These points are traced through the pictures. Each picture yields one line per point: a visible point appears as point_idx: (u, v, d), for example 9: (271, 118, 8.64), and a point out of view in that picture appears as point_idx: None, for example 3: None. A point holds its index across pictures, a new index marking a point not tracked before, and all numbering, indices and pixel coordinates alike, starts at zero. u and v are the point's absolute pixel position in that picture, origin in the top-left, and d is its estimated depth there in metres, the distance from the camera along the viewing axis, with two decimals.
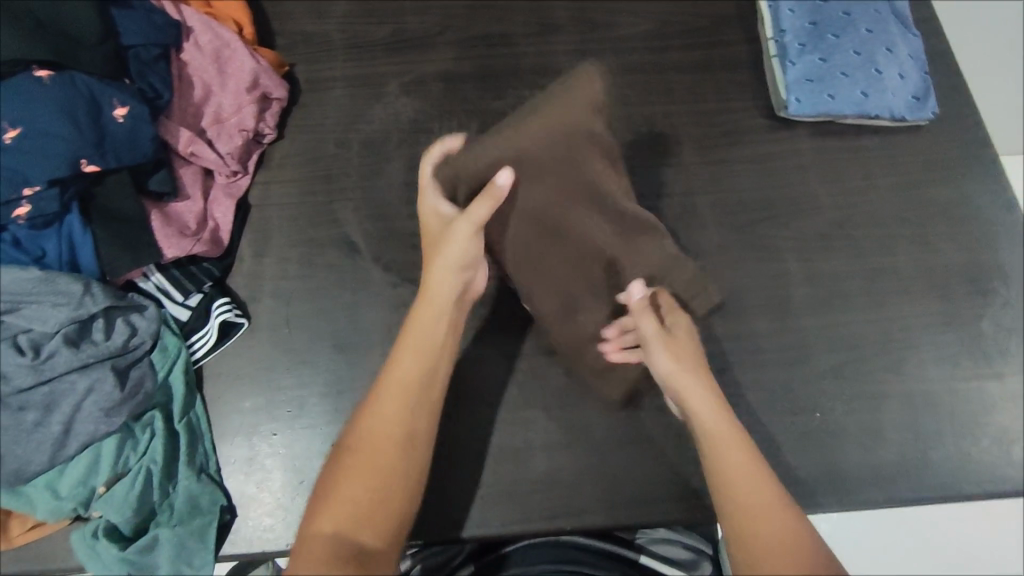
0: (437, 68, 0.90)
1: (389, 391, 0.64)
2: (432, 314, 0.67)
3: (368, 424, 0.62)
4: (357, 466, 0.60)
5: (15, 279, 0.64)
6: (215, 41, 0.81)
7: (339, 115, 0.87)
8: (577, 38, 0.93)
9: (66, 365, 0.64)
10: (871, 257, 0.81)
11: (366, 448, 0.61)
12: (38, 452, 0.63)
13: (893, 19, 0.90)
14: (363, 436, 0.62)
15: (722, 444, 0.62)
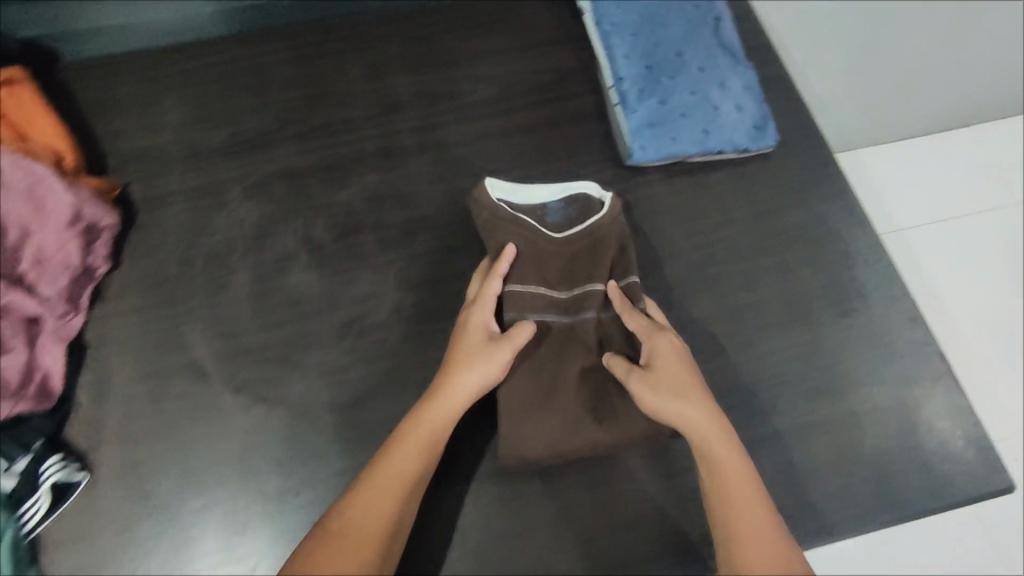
0: (280, 166, 0.87)
1: (416, 444, 0.64)
2: (467, 379, 0.66)
3: (387, 464, 0.63)
4: (346, 543, 0.58)
5: None
6: (28, 178, 0.74)
7: (179, 231, 0.83)
8: (422, 112, 0.92)
9: None
10: (734, 296, 0.80)
11: (361, 526, 0.59)
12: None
13: (723, 53, 0.91)
14: (384, 474, 0.62)
15: (732, 490, 0.61)
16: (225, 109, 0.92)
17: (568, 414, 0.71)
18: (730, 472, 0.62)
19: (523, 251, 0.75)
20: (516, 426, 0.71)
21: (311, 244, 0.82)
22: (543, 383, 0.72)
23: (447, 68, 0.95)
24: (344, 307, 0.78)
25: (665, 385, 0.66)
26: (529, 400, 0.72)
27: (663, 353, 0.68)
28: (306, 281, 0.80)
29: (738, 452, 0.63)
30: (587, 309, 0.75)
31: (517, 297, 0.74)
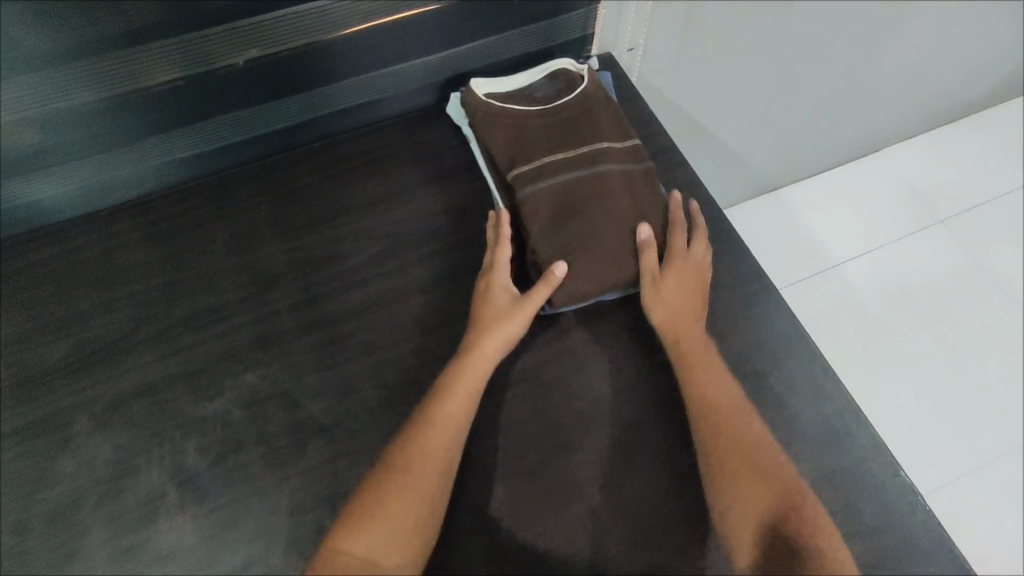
0: (136, 379, 0.75)
1: (445, 437, 0.67)
2: (496, 338, 0.71)
3: (422, 442, 0.66)
4: (392, 495, 0.63)
5: None
6: None
7: (16, 484, 0.69)
8: (303, 284, 0.81)
9: None
10: (673, 456, 0.72)
11: (414, 459, 0.65)
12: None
13: None
14: (414, 463, 0.65)
15: (728, 439, 0.67)
16: (68, 313, 0.79)
17: (607, 254, 0.75)
18: (697, 359, 0.72)
19: (539, 188, 0.78)
20: (548, 243, 0.76)
21: (180, 474, 0.69)
22: (573, 216, 0.76)
23: (325, 223, 0.85)
24: (225, 552, 0.66)
25: (670, 297, 0.74)
26: (578, 243, 0.75)
27: (673, 279, 0.74)
28: (176, 526, 0.67)
29: (717, 365, 0.72)
30: (572, 170, 0.79)
31: (533, 172, 0.79)
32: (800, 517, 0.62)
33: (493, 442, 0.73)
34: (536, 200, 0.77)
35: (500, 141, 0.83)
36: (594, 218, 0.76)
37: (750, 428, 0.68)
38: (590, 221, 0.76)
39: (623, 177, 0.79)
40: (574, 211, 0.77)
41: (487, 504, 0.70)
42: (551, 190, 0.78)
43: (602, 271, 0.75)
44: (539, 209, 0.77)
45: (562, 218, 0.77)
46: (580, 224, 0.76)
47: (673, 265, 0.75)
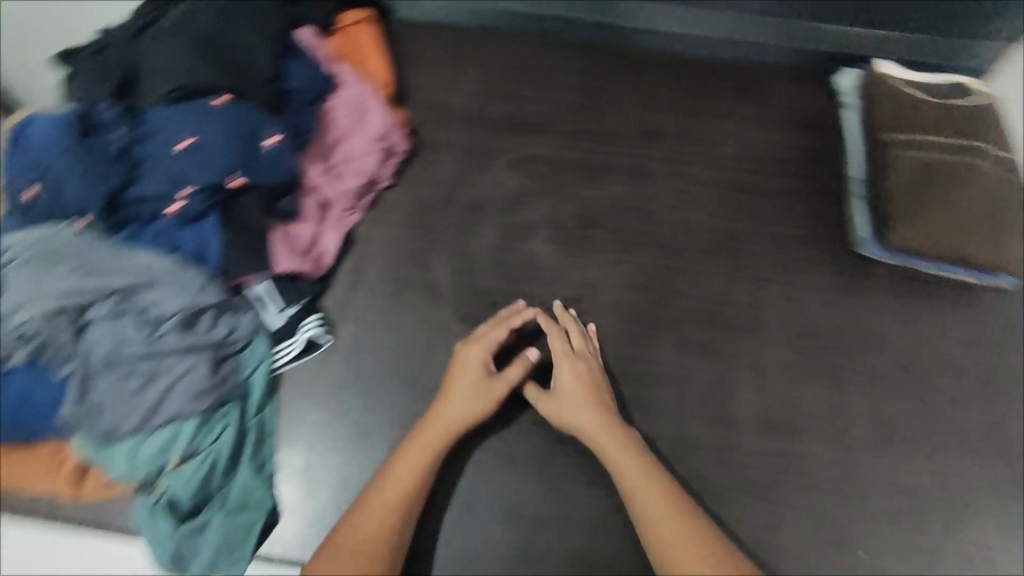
0: (544, 154, 0.99)
1: (400, 495, 0.68)
2: (454, 406, 0.73)
3: (382, 490, 0.68)
4: (346, 548, 0.64)
5: (153, 263, 0.71)
6: (361, 95, 0.91)
7: (449, 176, 0.96)
8: (676, 147, 1.01)
9: (172, 346, 0.70)
10: (935, 405, 0.80)
11: (358, 518, 0.66)
12: (166, 418, 0.69)
13: None
14: (367, 507, 0.67)
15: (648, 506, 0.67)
16: (510, 93, 1.04)
17: (947, 227, 0.88)
18: (597, 430, 0.72)
19: (905, 157, 0.93)
20: (898, 198, 0.90)
21: (554, 225, 0.92)
22: (927, 188, 0.90)
23: (706, 117, 1.03)
24: (568, 285, 0.87)
25: (568, 393, 0.75)
26: (925, 209, 0.89)
27: (572, 378, 0.76)
28: (542, 252, 0.89)
29: (609, 411, 0.74)
30: (938, 157, 0.93)
31: (905, 145, 0.94)
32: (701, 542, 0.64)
33: (785, 319, 0.86)
34: (900, 164, 0.93)
35: (884, 111, 0.97)
36: (944, 197, 0.90)
37: (625, 456, 0.70)
38: (940, 198, 0.90)
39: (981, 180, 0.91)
40: (930, 186, 0.91)
41: (764, 356, 0.83)
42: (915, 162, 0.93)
43: (948, 233, 0.87)
44: (900, 171, 0.92)
45: (916, 185, 0.91)
46: (929, 197, 0.90)
47: (564, 364, 0.77)
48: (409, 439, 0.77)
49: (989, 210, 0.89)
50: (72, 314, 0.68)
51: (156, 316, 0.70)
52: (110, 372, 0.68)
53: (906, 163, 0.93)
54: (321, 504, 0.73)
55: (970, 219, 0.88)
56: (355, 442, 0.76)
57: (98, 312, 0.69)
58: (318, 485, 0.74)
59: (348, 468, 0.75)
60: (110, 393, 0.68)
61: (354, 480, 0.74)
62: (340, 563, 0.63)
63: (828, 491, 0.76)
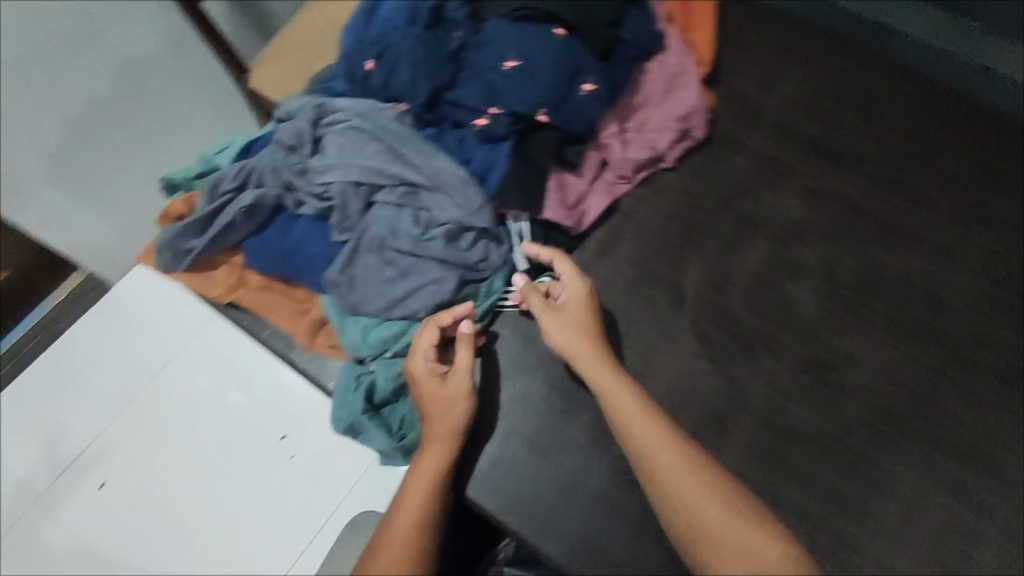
0: (844, 193, 0.86)
1: (427, 481, 0.65)
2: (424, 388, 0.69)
3: (423, 456, 0.66)
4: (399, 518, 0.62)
5: (447, 170, 0.74)
6: (679, 67, 0.86)
7: (733, 180, 0.87)
8: (1015, 243, 0.82)
9: (434, 253, 0.73)
10: None
11: (409, 486, 0.65)
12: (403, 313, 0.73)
13: None
14: (411, 488, 0.64)
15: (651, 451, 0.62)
16: (832, 112, 0.91)
17: None
18: (619, 412, 0.65)
19: None
20: None
21: (829, 277, 0.81)
22: None
23: None
24: (822, 348, 0.77)
25: (563, 317, 0.71)
26: None
27: (570, 305, 0.72)
28: (805, 299, 0.80)
29: (614, 366, 0.68)
30: None
31: None
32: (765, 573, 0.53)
33: None
34: None
35: None
36: None
37: (619, 395, 0.66)
38: None
39: None
40: None
41: None
42: None
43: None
44: None
45: None
46: None
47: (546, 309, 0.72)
48: (600, 428, 0.73)
49: None
50: (367, 188, 0.73)
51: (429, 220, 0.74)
52: (377, 253, 0.73)
53: None
54: (497, 451, 0.73)
55: None
56: (550, 410, 0.74)
57: (386, 196, 0.73)
58: (502, 432, 0.73)
59: (533, 430, 0.73)
60: (369, 271, 0.72)
61: (535, 444, 0.73)
62: (393, 536, 0.61)
63: None
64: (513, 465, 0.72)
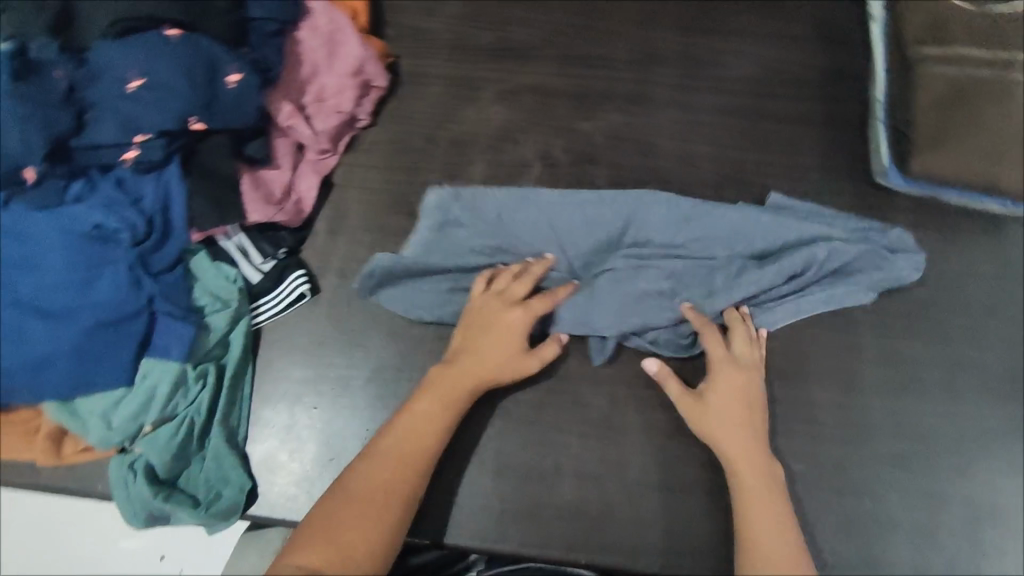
0: (534, 83, 0.90)
1: (427, 428, 0.66)
2: (494, 354, 0.69)
3: (418, 400, 0.68)
4: (387, 458, 0.64)
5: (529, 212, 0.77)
6: (331, 25, 0.83)
7: (431, 112, 0.88)
8: (680, 72, 0.91)
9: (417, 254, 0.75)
10: (955, 347, 0.75)
11: (407, 429, 0.66)
12: (317, 271, 0.79)
13: None
14: (400, 430, 0.66)
15: (756, 503, 0.62)
16: (496, 15, 0.94)
17: (970, 157, 0.80)
18: (737, 457, 0.65)
19: (933, 81, 0.83)
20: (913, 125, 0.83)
21: (546, 163, 0.86)
22: (956, 111, 0.82)
23: (714, 34, 0.93)
24: None
25: (715, 394, 0.68)
26: (945, 138, 0.81)
27: (726, 383, 0.68)
28: None
29: (754, 420, 0.67)
30: (982, 74, 0.82)
31: (926, 68, 0.84)
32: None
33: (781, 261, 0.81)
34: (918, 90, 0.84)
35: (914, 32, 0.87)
36: (976, 124, 0.81)
37: (742, 438, 0.65)
38: (972, 132, 0.81)
39: None
40: (962, 106, 0.82)
41: None
42: (945, 86, 0.83)
43: (973, 160, 0.80)
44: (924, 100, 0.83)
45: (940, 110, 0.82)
46: (958, 129, 0.81)
47: (719, 373, 0.68)
48: (395, 396, 0.74)
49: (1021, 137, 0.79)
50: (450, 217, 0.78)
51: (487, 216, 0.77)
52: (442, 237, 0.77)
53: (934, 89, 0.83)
54: (306, 464, 0.72)
55: (1001, 150, 0.80)
56: (341, 401, 0.73)
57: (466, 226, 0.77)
58: (303, 444, 0.72)
59: (331, 428, 0.73)
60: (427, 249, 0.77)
61: (338, 439, 0.72)
62: (372, 476, 0.63)
63: (838, 436, 0.71)
64: (326, 469, 0.71)
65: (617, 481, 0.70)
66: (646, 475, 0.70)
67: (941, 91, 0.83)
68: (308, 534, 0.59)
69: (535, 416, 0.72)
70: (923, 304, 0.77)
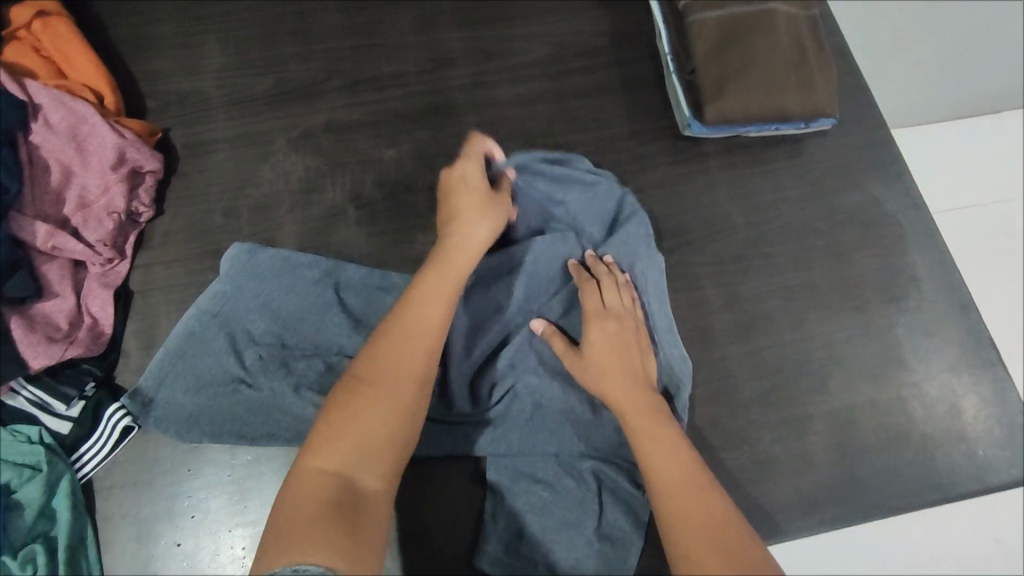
0: (328, 121, 0.84)
1: (409, 345, 0.58)
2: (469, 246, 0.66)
3: (398, 320, 0.60)
4: (368, 400, 0.55)
5: (373, 300, 0.73)
6: (69, 118, 0.73)
7: (224, 182, 0.81)
8: (475, 70, 0.88)
9: (272, 380, 0.69)
10: (786, 274, 0.79)
11: (385, 356, 0.57)
12: (152, 379, 0.69)
13: (807, 25, 0.85)
14: (377, 362, 0.57)
15: (666, 481, 0.58)
16: (266, 57, 0.86)
17: (760, 88, 0.81)
18: (616, 393, 0.64)
19: (709, 20, 0.83)
20: (700, 68, 0.82)
21: (360, 202, 0.81)
22: (740, 46, 0.82)
23: (498, 23, 0.90)
24: (396, 267, 0.78)
25: (597, 359, 0.66)
26: (732, 74, 0.81)
27: (600, 341, 0.67)
28: (357, 238, 0.79)
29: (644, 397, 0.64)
30: (751, 5, 0.83)
31: (698, 7, 0.84)
32: (738, 525, 0.55)
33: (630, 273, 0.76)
34: (696, 30, 0.83)
35: None
36: (757, 54, 0.81)
37: (630, 400, 0.63)
38: (757, 62, 0.81)
39: (795, 26, 0.84)
40: (740, 40, 0.82)
41: None
42: (721, 24, 0.83)
43: (758, 96, 0.81)
44: (704, 41, 0.83)
45: (721, 48, 0.82)
46: (743, 63, 0.81)
47: (593, 327, 0.68)
48: (263, 503, 0.68)
49: (797, 60, 0.82)
50: (296, 329, 0.72)
51: (303, 302, 0.72)
52: (288, 356, 0.70)
53: (710, 28, 0.83)
54: None
55: (783, 76, 0.81)
56: (205, 527, 0.67)
57: (310, 341, 0.71)
58: None
59: (202, 559, 0.66)
60: (257, 378, 0.69)
61: (213, 568, 0.66)
62: (348, 422, 0.54)
63: (706, 393, 0.74)
64: None
65: (515, 513, 0.68)
66: (545, 497, 0.68)
67: (718, 29, 0.83)
68: (285, 512, 0.50)
69: (417, 475, 0.70)
70: (750, 242, 0.81)
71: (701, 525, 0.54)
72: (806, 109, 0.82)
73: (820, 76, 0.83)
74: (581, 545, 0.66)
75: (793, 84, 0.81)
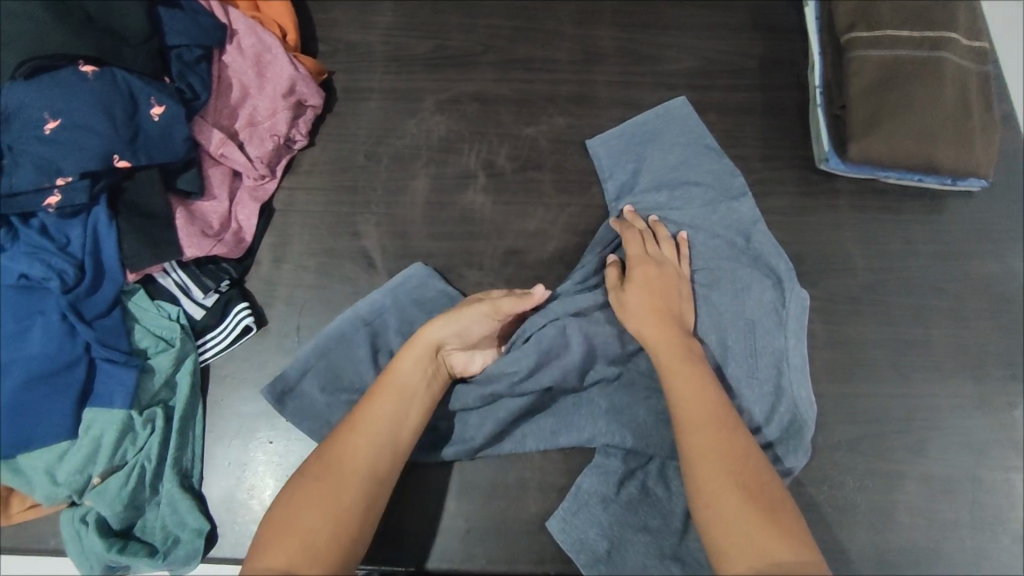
0: (474, 90, 0.89)
1: (356, 440, 0.60)
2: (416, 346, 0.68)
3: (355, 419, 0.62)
4: (315, 495, 0.57)
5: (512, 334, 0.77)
6: (257, 45, 0.81)
7: (372, 128, 0.87)
8: (621, 69, 0.90)
9: None
10: (903, 327, 0.77)
11: (336, 452, 0.60)
12: (293, 369, 0.73)
13: (975, 82, 0.82)
14: (326, 456, 0.60)
15: (696, 427, 0.59)
16: (431, 23, 0.92)
17: (911, 136, 0.78)
18: (659, 333, 0.67)
19: (871, 57, 0.81)
20: (850, 105, 0.80)
21: (491, 171, 0.85)
22: (900, 90, 0.79)
23: (652, 28, 0.92)
24: (511, 236, 0.82)
25: (641, 294, 0.70)
26: (884, 117, 0.79)
27: (642, 283, 0.71)
28: (481, 203, 0.83)
29: (686, 346, 0.67)
30: (919, 51, 0.81)
31: (859, 42, 0.81)
32: (766, 481, 0.57)
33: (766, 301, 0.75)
34: (854, 65, 0.81)
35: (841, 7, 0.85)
36: (916, 100, 0.79)
37: (671, 343, 0.66)
38: (914, 109, 0.79)
39: (962, 81, 0.81)
40: (901, 84, 0.80)
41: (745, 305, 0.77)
42: (883, 63, 0.81)
43: (909, 143, 0.78)
44: (859, 78, 0.81)
45: (878, 88, 0.80)
46: (899, 108, 0.79)
47: (636, 268, 0.72)
48: None
49: (958, 115, 0.79)
50: None
51: None
52: None
53: (871, 66, 0.81)
54: (266, 501, 0.70)
55: (941, 129, 0.78)
56: (297, 432, 0.73)
57: None
58: (260, 481, 0.71)
59: (289, 461, 0.72)
60: None
61: (296, 472, 0.72)
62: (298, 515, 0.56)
63: None
64: None
65: (584, 497, 0.70)
66: (629, 494, 0.70)
67: (880, 68, 0.81)
68: None
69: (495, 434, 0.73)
70: (871, 288, 0.78)
71: (721, 475, 0.56)
72: (958, 166, 0.79)
73: (980, 134, 0.79)
74: (652, 552, 0.67)
75: (951, 138, 0.78)
